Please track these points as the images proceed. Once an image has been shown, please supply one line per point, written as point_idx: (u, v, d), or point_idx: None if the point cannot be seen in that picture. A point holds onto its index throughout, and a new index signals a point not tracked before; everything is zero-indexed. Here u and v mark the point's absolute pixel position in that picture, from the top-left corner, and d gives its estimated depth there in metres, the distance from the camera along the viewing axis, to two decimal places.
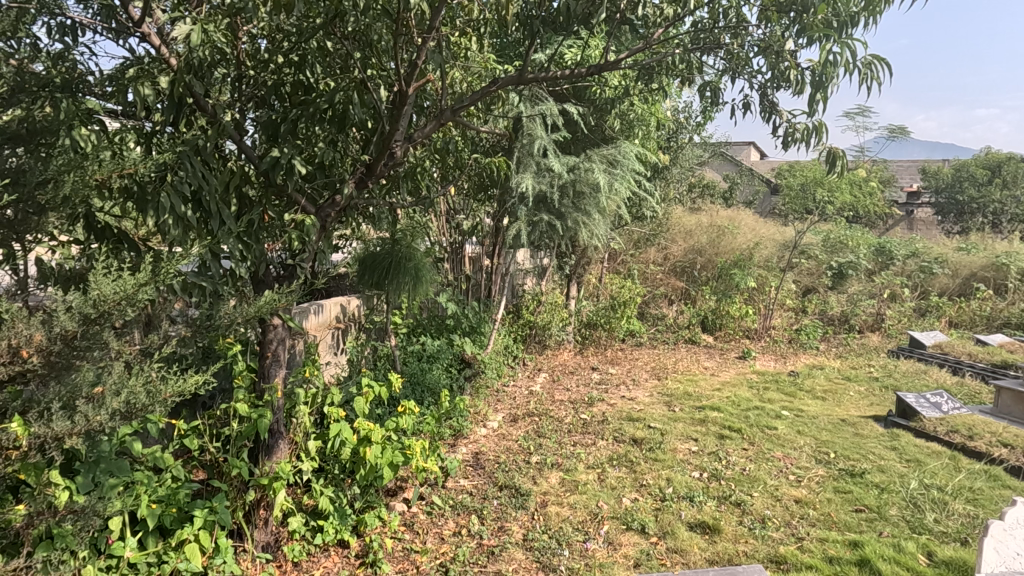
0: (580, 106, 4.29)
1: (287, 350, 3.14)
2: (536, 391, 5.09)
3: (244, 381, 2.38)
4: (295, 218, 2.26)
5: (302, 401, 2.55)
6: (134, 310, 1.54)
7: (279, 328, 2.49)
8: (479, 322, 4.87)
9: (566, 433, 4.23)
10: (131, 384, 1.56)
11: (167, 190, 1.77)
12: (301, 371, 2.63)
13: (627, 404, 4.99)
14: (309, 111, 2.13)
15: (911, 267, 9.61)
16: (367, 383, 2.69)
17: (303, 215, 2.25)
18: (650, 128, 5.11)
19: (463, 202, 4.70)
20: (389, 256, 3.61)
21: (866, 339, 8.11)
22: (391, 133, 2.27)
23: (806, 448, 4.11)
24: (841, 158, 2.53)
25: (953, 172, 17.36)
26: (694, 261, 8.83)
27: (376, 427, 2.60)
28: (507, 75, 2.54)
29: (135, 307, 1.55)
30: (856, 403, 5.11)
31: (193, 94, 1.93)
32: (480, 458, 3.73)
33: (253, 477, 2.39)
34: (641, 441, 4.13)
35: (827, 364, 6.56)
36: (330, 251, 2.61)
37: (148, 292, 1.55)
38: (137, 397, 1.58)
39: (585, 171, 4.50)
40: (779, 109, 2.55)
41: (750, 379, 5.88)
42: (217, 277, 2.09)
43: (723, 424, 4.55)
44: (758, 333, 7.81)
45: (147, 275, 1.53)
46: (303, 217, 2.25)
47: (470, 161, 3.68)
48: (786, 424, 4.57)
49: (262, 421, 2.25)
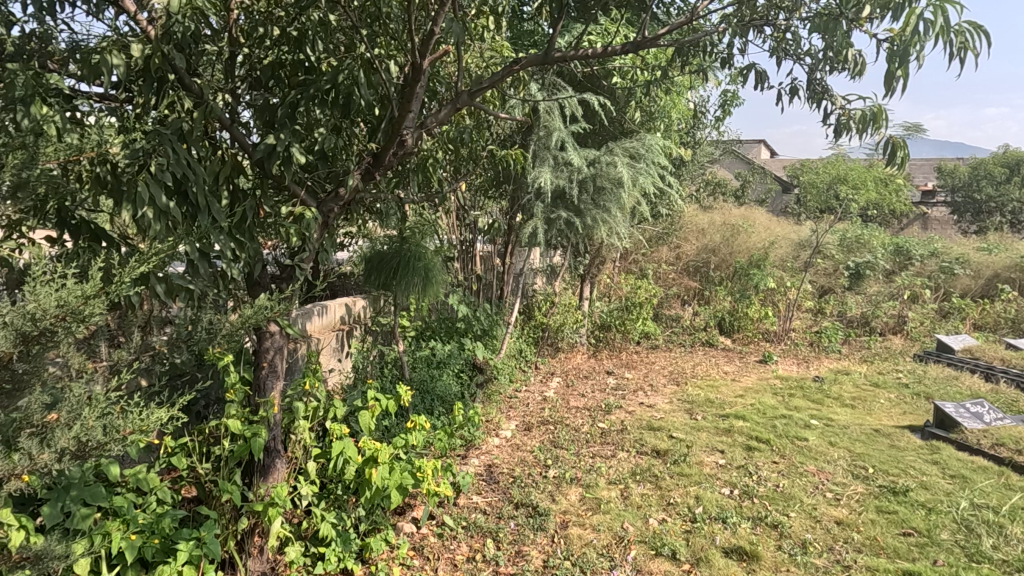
0: (601, 96, 4.06)
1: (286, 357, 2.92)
2: (550, 397, 4.85)
3: (237, 396, 2.15)
4: (291, 213, 2.01)
5: (303, 416, 2.31)
6: (86, 327, 1.34)
7: (277, 335, 2.25)
8: (491, 324, 4.62)
9: (585, 444, 3.98)
10: (87, 417, 1.37)
11: (144, 179, 1.52)
12: (300, 383, 2.37)
13: (646, 411, 4.73)
14: (309, 93, 1.88)
15: (932, 267, 9.31)
16: (373, 396, 2.44)
17: (302, 210, 2.01)
18: (673, 121, 4.85)
19: (475, 198, 4.46)
20: (396, 256, 3.37)
21: (889, 342, 7.82)
22: (402, 117, 2.02)
23: (841, 461, 3.85)
24: (903, 149, 2.25)
25: (970, 171, 17.01)
26: (709, 260, 8.56)
27: (383, 446, 2.35)
28: (532, 53, 2.23)
29: (87, 323, 1.35)
30: (888, 412, 4.84)
31: (175, 70, 1.69)
32: (494, 471, 3.49)
33: (247, 501, 2.16)
34: (664, 453, 3.87)
35: (852, 369, 6.28)
36: (334, 250, 2.37)
37: (101, 306, 1.34)
38: (91, 433, 1.37)
39: (607, 164, 4.25)
40: (832, 96, 2.29)
41: (773, 385, 5.60)
42: (207, 278, 1.87)
43: (750, 434, 4.29)
44: (777, 335, 7.55)
45: (95, 285, 1.31)
46: (300, 212, 2.00)
47: (484, 153, 3.44)
48: (817, 435, 4.30)
49: (257, 441, 2.02)
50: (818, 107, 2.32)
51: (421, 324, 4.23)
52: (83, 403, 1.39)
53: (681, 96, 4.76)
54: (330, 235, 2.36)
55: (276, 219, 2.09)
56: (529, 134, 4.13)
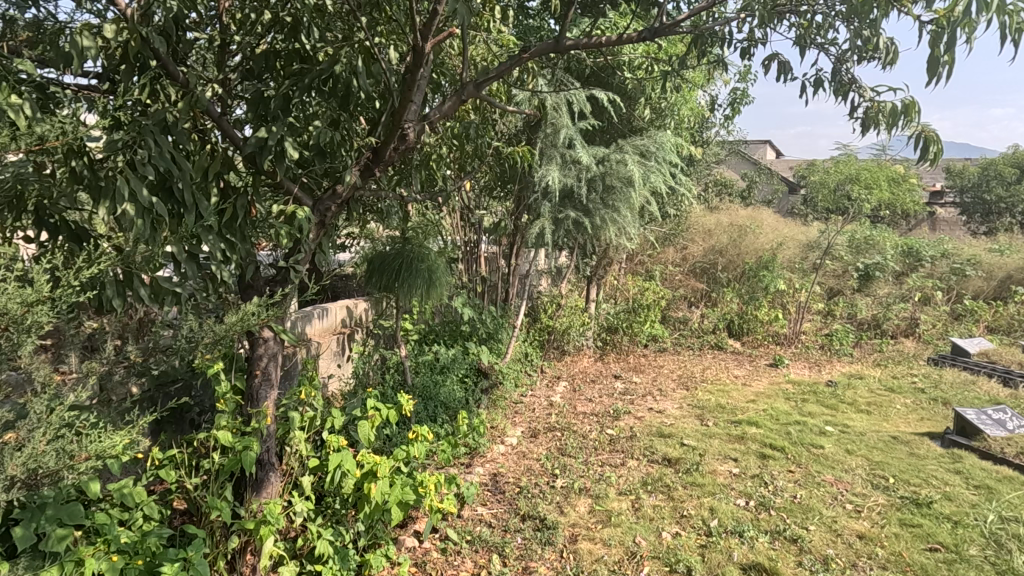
0: (611, 92, 3.94)
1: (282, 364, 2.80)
2: (557, 402, 4.72)
3: (227, 406, 2.02)
4: (283, 211, 1.88)
5: (298, 426, 2.18)
6: (33, 339, 1.32)
7: (270, 341, 2.12)
8: (496, 328, 4.49)
9: (593, 451, 3.85)
10: (38, 445, 1.31)
11: (124, 175, 1.39)
12: (296, 392, 2.24)
13: (656, 417, 4.59)
14: (303, 85, 1.76)
15: (943, 268, 9.15)
16: (373, 405, 2.31)
17: (295, 210, 1.89)
18: (683, 118, 4.72)
19: (480, 198, 4.33)
20: (397, 257, 3.25)
21: (901, 345, 7.66)
22: (402, 108, 1.88)
23: (859, 470, 3.71)
24: (936, 144, 2.12)
25: (979, 172, 16.79)
26: (715, 262, 8.42)
27: (383, 459, 2.22)
28: (541, 41, 2.09)
29: (35, 332, 1.33)
30: (905, 419, 4.69)
31: (158, 56, 1.55)
32: (499, 481, 3.37)
33: (238, 518, 2.03)
34: (676, 462, 3.74)
35: (866, 373, 6.13)
36: (332, 252, 2.25)
37: (45, 315, 1.32)
38: (43, 461, 1.32)
39: (616, 162, 4.12)
40: (860, 87, 2.15)
41: (785, 390, 5.46)
42: (194, 280, 1.76)
43: (764, 441, 4.15)
44: (788, 338, 7.38)
45: (40, 293, 1.29)
46: (294, 211, 1.88)
47: (490, 151, 3.31)
48: (833, 443, 4.16)
49: (248, 455, 1.90)
50: (844, 99, 2.19)
51: (424, 328, 4.12)
52: (37, 423, 1.34)
53: (692, 92, 4.63)
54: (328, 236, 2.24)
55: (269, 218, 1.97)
56: (535, 131, 4.00)
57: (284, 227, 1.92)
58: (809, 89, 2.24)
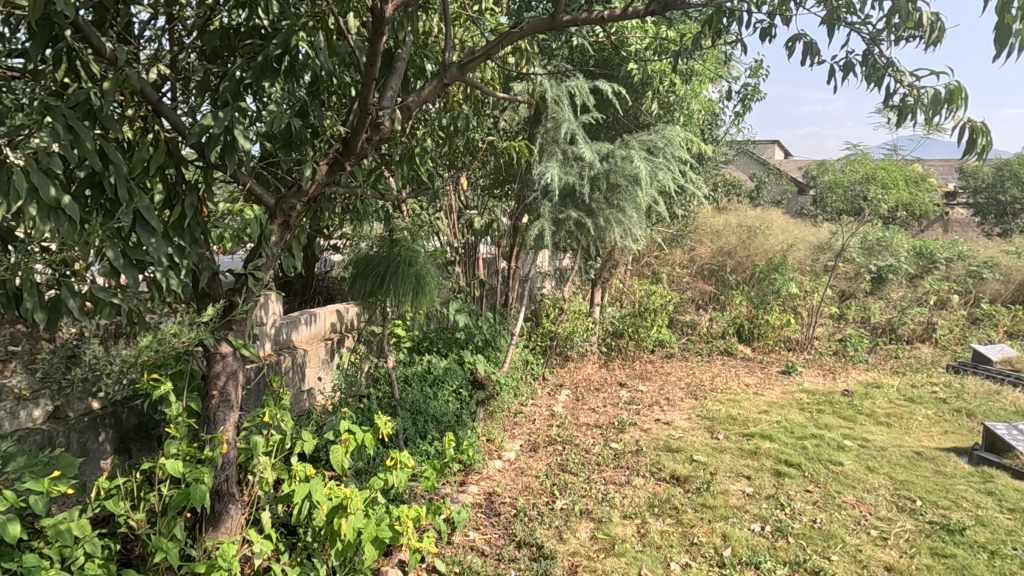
0: (616, 83, 3.71)
1: (246, 383, 2.53)
2: (558, 412, 4.48)
3: (179, 431, 1.79)
4: (235, 210, 1.65)
5: (263, 451, 1.94)
6: None
7: (230, 357, 1.89)
8: (494, 335, 4.21)
9: (595, 468, 3.60)
10: None
11: (21, 168, 1.16)
12: (259, 413, 1.99)
13: (664, 430, 4.34)
14: (256, 65, 1.52)
15: (959, 271, 8.86)
16: (349, 426, 2.05)
17: (249, 208, 1.65)
18: (693, 112, 4.46)
19: (478, 198, 4.09)
20: (384, 260, 3.01)
21: (917, 351, 7.38)
22: (369, 91, 1.64)
23: (882, 490, 3.45)
24: (984, 136, 1.85)
25: (994, 172, 16.38)
26: (724, 264, 8.16)
27: (357, 490, 1.95)
28: (534, 17, 1.85)
29: None
30: (928, 433, 4.42)
31: (74, 25, 1.30)
32: (494, 501, 3.13)
33: (192, 556, 1.80)
34: (685, 480, 3.49)
35: (883, 381, 5.85)
36: (301, 258, 2.01)
37: None
38: None
39: (621, 159, 3.88)
40: (898, 71, 1.89)
41: (799, 399, 5.19)
42: (131, 289, 1.54)
43: (778, 456, 3.89)
44: (800, 343, 7.11)
45: None
46: (248, 210, 1.65)
47: (484, 145, 3.07)
48: (852, 459, 3.89)
49: (196, 489, 1.66)
50: (880, 86, 1.93)
51: (416, 335, 3.88)
52: None
53: (703, 85, 4.39)
54: (297, 239, 2.00)
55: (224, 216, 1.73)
56: (535, 126, 3.76)
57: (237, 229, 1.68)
58: (837, 74, 1.98)
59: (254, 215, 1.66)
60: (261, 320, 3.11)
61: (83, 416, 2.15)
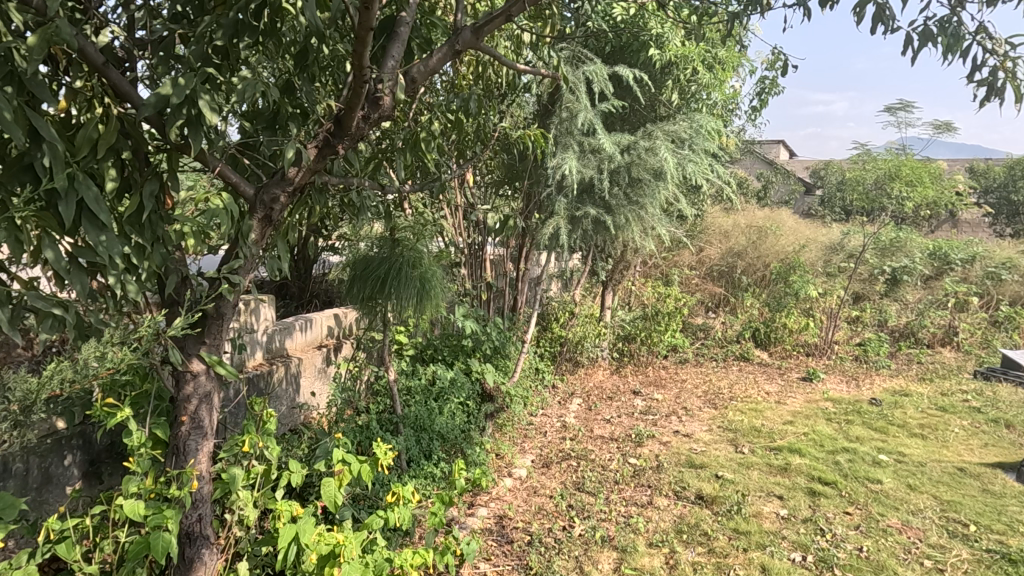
0: (635, 68, 3.47)
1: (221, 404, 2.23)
2: (570, 424, 4.19)
3: (141, 465, 1.50)
4: (199, 200, 1.36)
5: (242, 485, 1.65)
6: None
7: (203, 377, 1.59)
8: (504, 342, 3.90)
9: (614, 487, 3.31)
10: None
11: None
12: (238, 440, 1.70)
13: (684, 443, 4.04)
14: (227, 21, 1.23)
15: (977, 272, 8.52)
16: (342, 456, 1.76)
17: (220, 198, 1.37)
18: (716, 101, 4.19)
19: (485, 195, 3.81)
20: (383, 263, 2.72)
21: (939, 356, 7.10)
22: (361, 58, 1.33)
23: (929, 511, 3.17)
24: None
25: (1007, 172, 16.10)
26: (734, 265, 7.88)
27: (351, 535, 1.66)
28: None
29: None
30: (967, 446, 4.13)
31: None
32: (505, 526, 2.86)
33: None
34: (713, 501, 3.19)
35: (909, 388, 5.56)
36: (287, 260, 1.72)
37: None
38: None
39: (644, 151, 3.61)
40: (992, 40, 1.62)
41: (824, 409, 4.90)
42: (75, 295, 1.26)
43: (811, 473, 3.60)
44: (819, 348, 6.81)
45: None
46: (217, 200, 1.37)
47: (496, 134, 2.79)
48: (890, 476, 3.59)
49: (158, 540, 1.38)
50: (967, 59, 1.66)
51: (420, 343, 3.59)
52: None
53: (728, 73, 4.10)
54: (283, 236, 1.71)
55: (190, 207, 1.45)
56: (549, 116, 3.51)
57: (205, 221, 1.39)
58: (914, 45, 1.70)
59: (224, 205, 1.38)
60: (250, 328, 2.85)
61: (46, 437, 1.87)
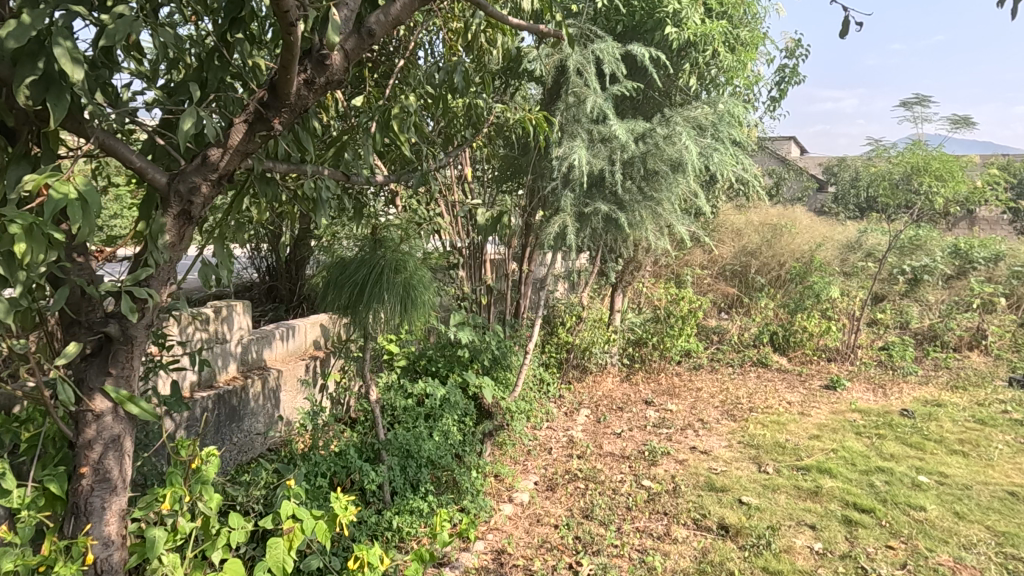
0: (649, 48, 3.15)
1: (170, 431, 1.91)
2: (578, 440, 3.84)
3: (21, 535, 1.16)
4: (40, 182, 0.91)
5: (163, 552, 1.32)
6: None
7: (111, 417, 1.25)
8: (504, 352, 3.52)
9: (626, 515, 2.95)
10: None
11: None
12: (160, 493, 1.37)
13: (703, 461, 3.68)
14: None
15: (1004, 272, 8.08)
16: (292, 511, 1.43)
17: (73, 183, 0.94)
18: (737, 86, 3.85)
19: (484, 190, 3.47)
20: (364, 267, 2.39)
21: (968, 360, 6.69)
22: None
23: (984, 545, 2.80)
24: None
25: None
26: (748, 264, 7.48)
27: None
28: None
29: None
30: (1014, 465, 3.75)
31: None
32: (502, 564, 2.51)
33: None
34: (737, 533, 2.84)
35: (942, 398, 5.18)
36: (225, 269, 1.38)
37: None
38: None
39: (660, 140, 3.26)
40: None
41: (852, 421, 4.52)
42: None
43: (845, 498, 3.24)
44: (841, 353, 6.40)
45: None
46: (67, 185, 0.93)
47: (493, 118, 2.45)
48: (934, 502, 3.22)
49: None
50: None
51: (411, 353, 3.25)
52: None
53: (751, 56, 3.77)
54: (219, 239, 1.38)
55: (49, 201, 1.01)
56: (554, 101, 3.22)
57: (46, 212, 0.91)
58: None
59: (79, 192, 0.94)
60: (220, 339, 2.53)
61: None
